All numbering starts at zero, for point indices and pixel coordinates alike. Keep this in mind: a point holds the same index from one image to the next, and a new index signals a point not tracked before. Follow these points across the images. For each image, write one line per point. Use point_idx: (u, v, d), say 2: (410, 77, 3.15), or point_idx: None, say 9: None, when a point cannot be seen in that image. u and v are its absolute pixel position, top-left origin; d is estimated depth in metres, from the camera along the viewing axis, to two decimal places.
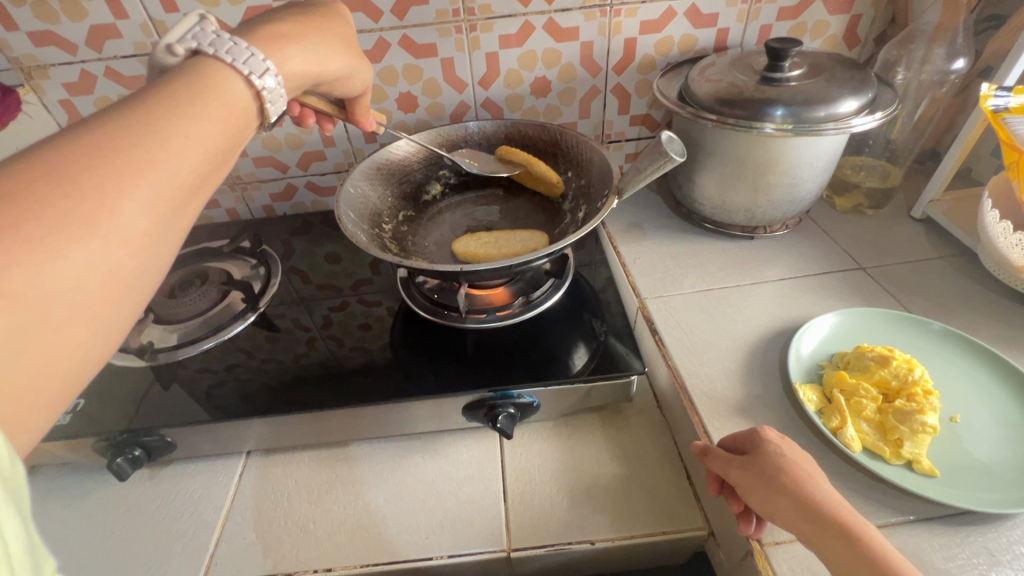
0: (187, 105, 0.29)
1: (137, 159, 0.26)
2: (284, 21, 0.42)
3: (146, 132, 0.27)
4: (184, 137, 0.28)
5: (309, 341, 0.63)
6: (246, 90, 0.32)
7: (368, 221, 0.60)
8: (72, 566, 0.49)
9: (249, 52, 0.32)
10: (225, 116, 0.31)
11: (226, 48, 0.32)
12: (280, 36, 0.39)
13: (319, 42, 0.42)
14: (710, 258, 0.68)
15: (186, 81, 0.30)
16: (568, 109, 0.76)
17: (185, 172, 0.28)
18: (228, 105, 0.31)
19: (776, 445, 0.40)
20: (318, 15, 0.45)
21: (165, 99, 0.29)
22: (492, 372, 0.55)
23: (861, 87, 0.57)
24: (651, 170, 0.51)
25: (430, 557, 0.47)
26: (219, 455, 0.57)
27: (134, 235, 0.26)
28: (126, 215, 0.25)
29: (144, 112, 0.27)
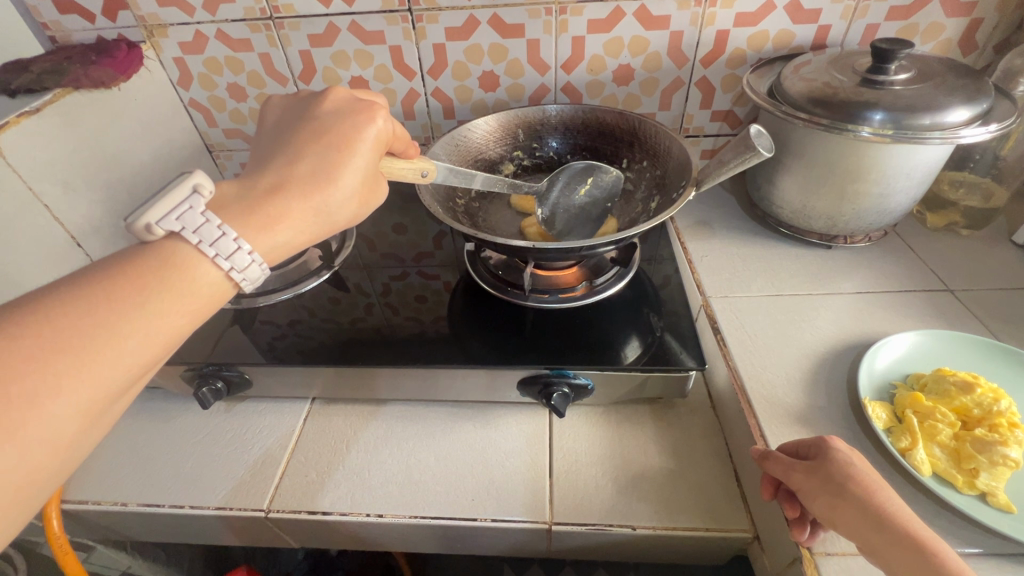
0: (154, 301, 0.30)
1: (79, 361, 0.28)
2: (302, 167, 0.38)
3: (101, 331, 0.28)
4: (139, 335, 0.30)
5: (366, 306, 0.66)
6: (222, 279, 0.33)
7: (443, 194, 0.62)
8: (155, 478, 0.55)
9: (235, 244, 0.33)
10: (194, 306, 0.32)
11: (213, 240, 0.33)
12: (291, 209, 0.36)
13: (338, 197, 0.39)
14: (783, 263, 0.66)
15: (158, 266, 0.32)
16: (648, 100, 0.75)
17: (133, 365, 0.30)
18: (197, 295, 0.33)
19: (843, 453, 0.39)
20: (342, 153, 0.39)
21: (132, 288, 0.30)
22: (550, 350, 0.56)
23: (974, 95, 0.53)
24: (734, 163, 0.50)
25: (475, 517, 0.50)
26: (288, 397, 0.62)
27: (62, 434, 0.27)
28: (58, 417, 0.27)
29: (106, 305, 0.29)
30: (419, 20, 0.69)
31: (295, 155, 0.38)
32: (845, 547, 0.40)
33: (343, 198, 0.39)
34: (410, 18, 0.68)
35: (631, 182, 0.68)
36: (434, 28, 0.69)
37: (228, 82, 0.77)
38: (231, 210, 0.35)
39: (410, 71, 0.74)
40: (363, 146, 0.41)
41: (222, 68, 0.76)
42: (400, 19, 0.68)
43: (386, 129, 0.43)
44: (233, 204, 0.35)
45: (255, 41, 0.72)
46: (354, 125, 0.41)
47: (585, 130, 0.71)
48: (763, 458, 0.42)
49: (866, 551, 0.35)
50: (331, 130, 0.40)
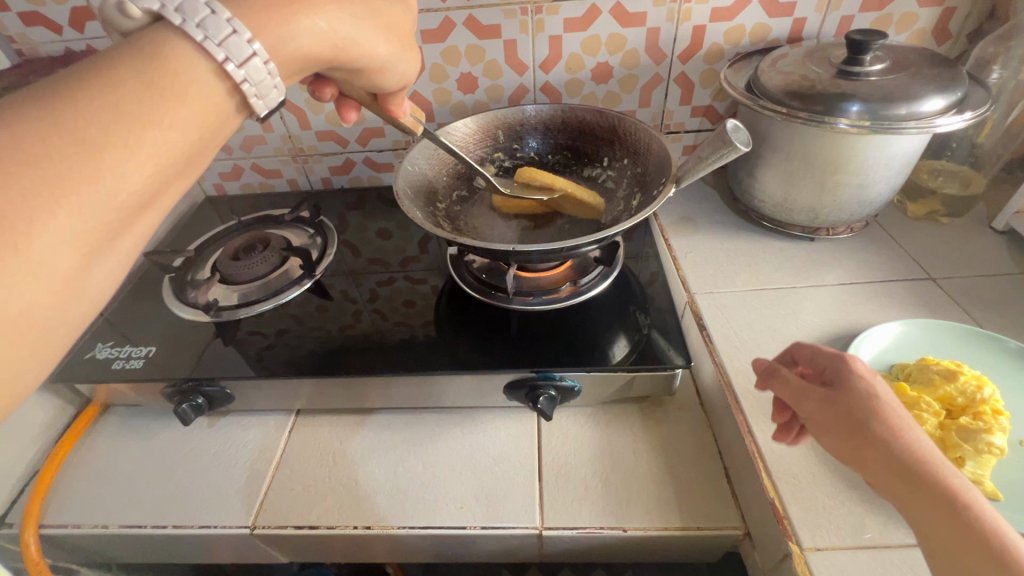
0: (145, 111, 0.25)
1: (65, 178, 0.23)
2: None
3: (86, 144, 0.24)
4: (131, 144, 0.25)
5: (354, 313, 0.65)
6: (220, 86, 0.28)
7: (423, 198, 0.62)
8: (137, 498, 0.54)
9: (227, 27, 0.28)
10: (196, 121, 0.28)
11: (198, 19, 0.27)
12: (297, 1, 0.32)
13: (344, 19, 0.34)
14: (766, 257, 0.66)
15: (137, 62, 0.26)
16: (628, 97, 0.75)
17: (143, 178, 0.26)
18: (193, 100, 0.27)
19: (869, 385, 0.37)
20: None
21: (106, 89, 0.25)
22: (535, 353, 0.55)
23: (949, 85, 0.54)
24: (712, 159, 0.50)
25: (465, 525, 0.49)
26: (273, 410, 0.61)
27: (68, 256, 0.24)
28: (51, 245, 0.23)
29: (80, 108, 0.24)
30: None
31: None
32: (835, 541, 0.39)
33: (366, 25, 0.37)
34: None
35: (613, 180, 0.68)
36: None
37: None
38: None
39: None
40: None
41: None
42: None
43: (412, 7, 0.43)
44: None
45: None
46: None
47: (565, 129, 0.70)
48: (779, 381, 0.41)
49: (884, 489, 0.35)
50: None
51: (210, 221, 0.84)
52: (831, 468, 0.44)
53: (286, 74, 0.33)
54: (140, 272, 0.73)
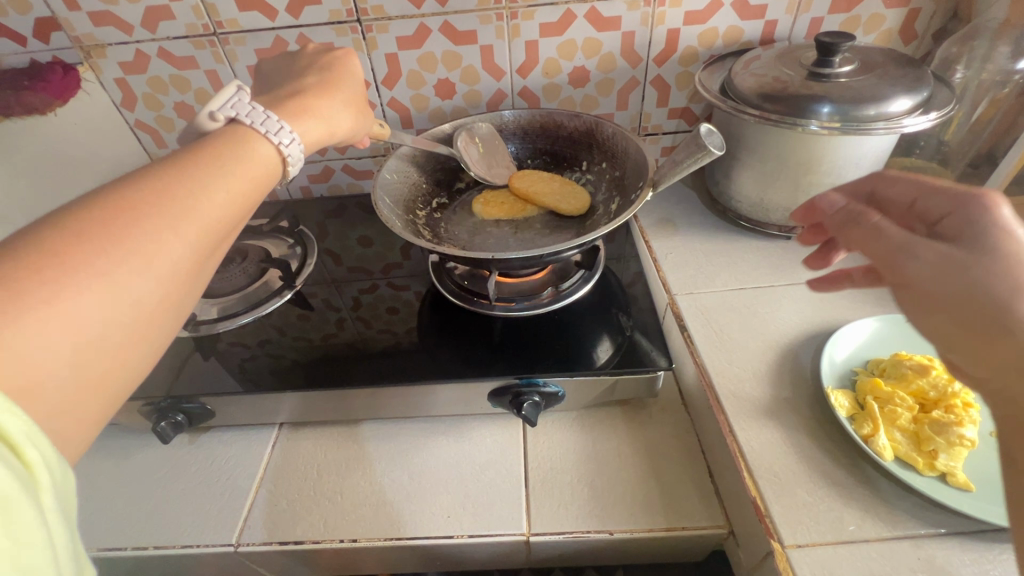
0: (229, 163, 0.32)
1: (183, 206, 0.29)
2: (309, 84, 0.44)
3: (195, 183, 0.30)
4: (227, 185, 0.31)
5: (338, 322, 0.64)
6: (275, 159, 0.35)
7: (403, 207, 0.62)
8: (116, 520, 0.53)
9: (279, 124, 0.35)
10: (261, 174, 0.34)
11: (261, 120, 0.35)
12: (305, 107, 0.40)
13: (336, 105, 0.43)
14: (744, 256, 0.67)
15: (224, 137, 0.33)
16: (605, 100, 0.75)
17: (230, 211, 0.31)
18: (260, 160, 0.34)
19: (1019, 247, 0.32)
20: (340, 75, 0.46)
21: (204, 152, 0.32)
22: (518, 360, 0.55)
23: (915, 85, 0.55)
24: (688, 162, 0.50)
25: (452, 535, 0.49)
26: (255, 425, 0.60)
27: (179, 272, 0.28)
28: (174, 256, 0.28)
29: (189, 163, 0.30)
30: (370, 30, 0.67)
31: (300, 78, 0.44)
32: (815, 537, 0.40)
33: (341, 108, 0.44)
34: (360, 29, 0.67)
35: (592, 184, 0.69)
36: (385, 38, 0.68)
37: (175, 102, 0.74)
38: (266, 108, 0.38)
39: (363, 82, 0.73)
40: (355, 72, 0.48)
41: (167, 87, 0.73)
42: (350, 29, 0.67)
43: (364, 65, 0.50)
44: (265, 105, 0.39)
45: (200, 58, 0.70)
46: (346, 59, 0.48)
47: (543, 134, 0.71)
48: (870, 235, 0.38)
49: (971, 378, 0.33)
50: (317, 66, 0.47)
51: None
52: (810, 464, 0.44)
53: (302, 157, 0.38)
54: None
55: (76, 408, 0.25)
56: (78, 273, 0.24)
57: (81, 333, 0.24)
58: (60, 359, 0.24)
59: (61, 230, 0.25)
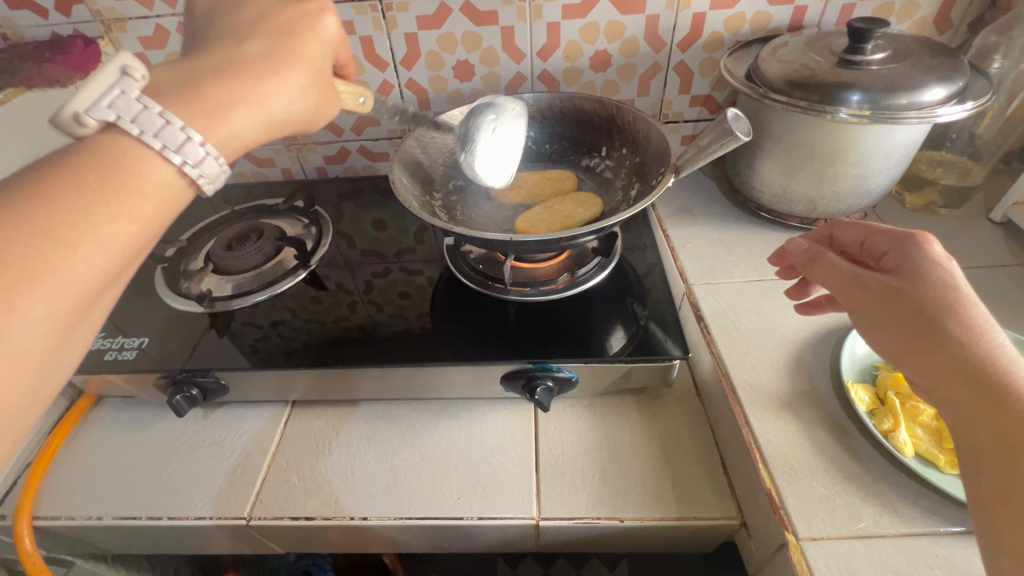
0: (99, 204, 0.27)
1: (30, 271, 0.25)
2: (250, 54, 0.35)
3: (51, 237, 0.26)
4: (95, 236, 0.27)
5: (349, 305, 0.64)
6: (181, 181, 0.30)
7: (420, 187, 0.61)
8: (131, 491, 0.53)
9: (182, 134, 0.30)
10: (151, 207, 0.29)
11: (155, 128, 0.29)
12: (240, 96, 0.34)
13: (284, 90, 0.36)
14: (764, 248, 0.65)
15: (98, 162, 0.28)
16: (626, 86, 0.74)
17: (103, 270, 0.27)
18: (148, 197, 0.29)
19: (943, 274, 0.34)
20: (295, 49, 0.38)
21: (69, 188, 0.27)
22: (533, 345, 0.55)
23: (950, 74, 0.53)
24: (714, 148, 0.49)
25: (461, 516, 0.49)
26: (269, 402, 0.60)
27: (30, 352, 0.25)
28: (18, 335, 0.25)
29: (44, 209, 0.26)
30: (389, 9, 0.67)
31: (238, 43, 0.36)
32: (830, 531, 0.39)
33: (288, 101, 0.37)
34: (380, 7, 0.66)
35: (611, 170, 0.68)
36: (405, 17, 0.67)
37: None
38: (177, 96, 0.32)
39: (382, 62, 0.72)
40: (312, 39, 0.39)
41: None
42: (369, 7, 0.66)
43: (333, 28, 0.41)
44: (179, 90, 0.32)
45: None
46: (309, 24, 0.39)
47: (562, 118, 0.70)
48: (827, 271, 0.39)
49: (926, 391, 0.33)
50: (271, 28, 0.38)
51: (203, 210, 0.83)
52: (827, 458, 0.44)
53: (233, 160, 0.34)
54: None
55: None
56: None
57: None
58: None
59: None
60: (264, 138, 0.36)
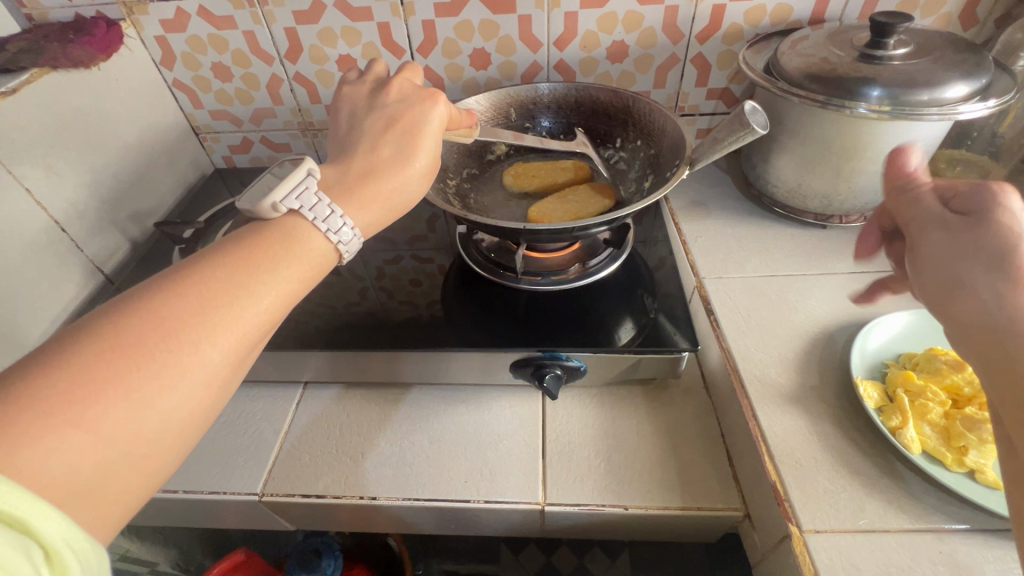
0: (279, 261, 0.31)
1: (228, 311, 0.28)
2: (387, 154, 0.39)
3: (238, 283, 0.29)
4: (273, 287, 0.30)
5: (360, 291, 0.65)
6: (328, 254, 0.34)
7: (434, 175, 0.62)
8: None
9: (343, 223, 0.34)
10: (309, 269, 0.33)
11: (325, 216, 0.33)
12: (377, 192, 0.37)
13: (413, 183, 0.40)
14: (777, 243, 0.65)
15: (279, 230, 0.32)
16: (643, 77, 0.74)
17: (264, 319, 0.30)
18: (303, 260, 0.32)
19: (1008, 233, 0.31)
20: (415, 140, 0.40)
21: (253, 250, 0.31)
22: (542, 334, 0.56)
23: (974, 71, 0.52)
24: (729, 141, 0.49)
25: (468, 499, 0.50)
26: (282, 382, 0.61)
27: (215, 381, 0.28)
28: (211, 364, 0.27)
29: (237, 262, 0.30)
30: None
31: (373, 145, 0.39)
32: (833, 524, 0.40)
33: (408, 191, 0.39)
34: None
35: (625, 161, 0.68)
36: (422, 4, 0.67)
37: (212, 61, 0.75)
38: (334, 191, 0.36)
39: (398, 48, 0.72)
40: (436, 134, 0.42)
41: (206, 47, 0.73)
42: None
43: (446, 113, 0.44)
44: (335, 188, 0.36)
45: (238, 18, 0.70)
46: (418, 106, 0.42)
47: (578, 109, 0.70)
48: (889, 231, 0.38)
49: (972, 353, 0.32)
50: (398, 113, 0.41)
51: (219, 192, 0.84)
52: (834, 453, 0.44)
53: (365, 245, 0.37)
54: (150, 241, 0.74)
55: (102, 506, 0.24)
56: (106, 392, 0.24)
57: (104, 451, 0.23)
58: (82, 480, 0.23)
59: (90, 343, 0.24)
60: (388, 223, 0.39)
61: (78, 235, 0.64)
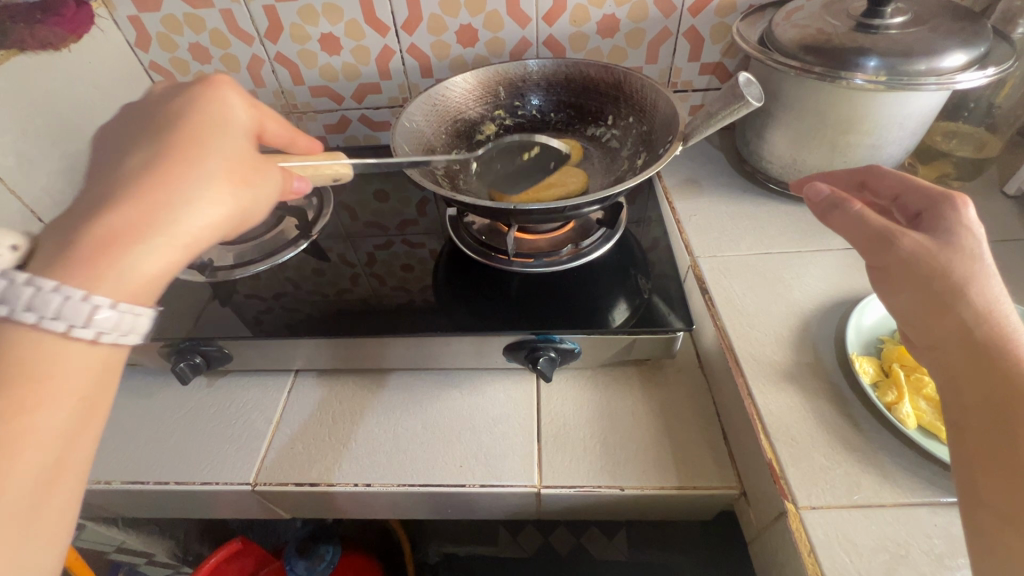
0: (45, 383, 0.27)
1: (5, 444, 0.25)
2: (134, 172, 0.31)
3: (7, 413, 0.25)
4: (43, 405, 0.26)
5: (352, 276, 0.64)
6: (104, 350, 0.29)
7: (421, 156, 0.60)
8: (138, 457, 0.54)
9: (60, 300, 0.27)
10: (76, 375, 0.28)
11: (54, 308, 0.27)
12: (125, 226, 0.29)
13: (195, 194, 0.31)
14: (772, 220, 0.64)
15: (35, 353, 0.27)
16: (634, 53, 0.72)
17: (54, 435, 0.27)
18: (79, 370, 0.29)
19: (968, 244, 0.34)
20: (187, 146, 0.33)
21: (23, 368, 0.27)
22: (536, 317, 0.55)
23: (972, 39, 0.51)
24: (723, 115, 0.48)
25: (464, 484, 0.50)
26: (272, 371, 0.60)
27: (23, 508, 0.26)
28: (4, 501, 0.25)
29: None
30: None
31: (126, 163, 0.32)
32: (830, 500, 0.40)
33: (184, 205, 0.31)
34: None
35: (617, 140, 0.66)
36: None
37: (189, 43, 0.73)
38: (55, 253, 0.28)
39: (382, 26, 0.70)
40: (211, 133, 0.34)
41: (182, 27, 0.71)
42: None
43: (238, 107, 0.38)
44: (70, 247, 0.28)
45: None
46: (195, 111, 0.35)
47: (568, 86, 0.68)
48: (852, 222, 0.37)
49: (942, 365, 0.33)
50: (154, 131, 0.34)
51: None
52: (829, 430, 0.44)
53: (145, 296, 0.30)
54: None
55: None
56: None
57: None
58: None
59: None
60: (181, 259, 0.31)
61: None
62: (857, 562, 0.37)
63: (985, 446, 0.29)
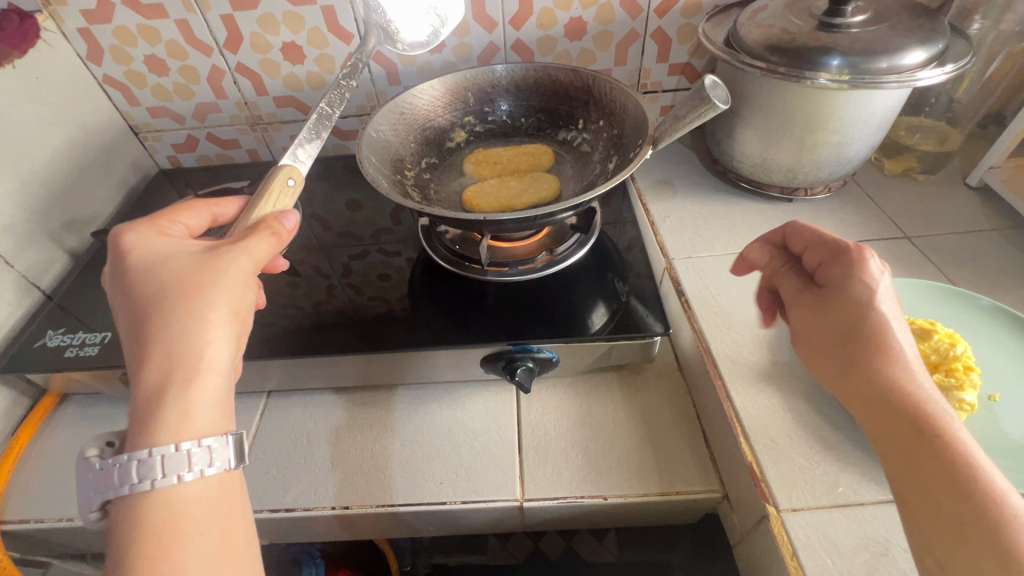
0: (178, 522, 0.31)
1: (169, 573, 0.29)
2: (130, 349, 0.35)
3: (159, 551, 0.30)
4: (185, 538, 0.31)
5: (327, 288, 0.62)
6: (220, 480, 0.34)
7: (390, 166, 0.59)
8: None
9: (159, 457, 0.31)
10: (205, 503, 0.33)
11: (156, 468, 0.31)
12: (149, 390, 0.33)
13: (180, 327, 0.35)
14: (744, 219, 0.65)
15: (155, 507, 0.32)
16: (603, 55, 0.71)
17: (211, 552, 0.31)
18: (203, 503, 0.33)
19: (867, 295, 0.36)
20: (150, 300, 0.36)
21: (159, 520, 0.31)
22: (512, 326, 0.54)
23: (930, 36, 0.52)
24: (691, 118, 0.47)
25: (443, 501, 0.48)
26: (244, 392, 0.58)
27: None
28: None
29: (141, 546, 0.30)
30: None
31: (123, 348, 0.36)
32: (809, 501, 0.40)
33: (181, 337, 0.34)
34: None
35: (588, 144, 0.66)
36: None
37: (144, 55, 0.70)
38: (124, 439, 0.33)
39: (346, 34, 0.69)
40: (159, 273, 0.37)
41: (136, 39, 0.68)
42: None
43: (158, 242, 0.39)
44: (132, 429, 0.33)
45: (169, 6, 0.65)
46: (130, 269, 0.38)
47: (537, 91, 0.67)
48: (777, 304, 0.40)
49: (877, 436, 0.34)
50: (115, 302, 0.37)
51: (165, 195, 0.79)
52: (808, 430, 0.44)
53: (213, 415, 0.35)
54: (92, 252, 0.69)
55: None
56: None
57: None
58: None
59: None
60: (215, 372, 0.35)
61: (5, 250, 0.59)
62: (838, 563, 0.37)
63: (936, 523, 0.29)
